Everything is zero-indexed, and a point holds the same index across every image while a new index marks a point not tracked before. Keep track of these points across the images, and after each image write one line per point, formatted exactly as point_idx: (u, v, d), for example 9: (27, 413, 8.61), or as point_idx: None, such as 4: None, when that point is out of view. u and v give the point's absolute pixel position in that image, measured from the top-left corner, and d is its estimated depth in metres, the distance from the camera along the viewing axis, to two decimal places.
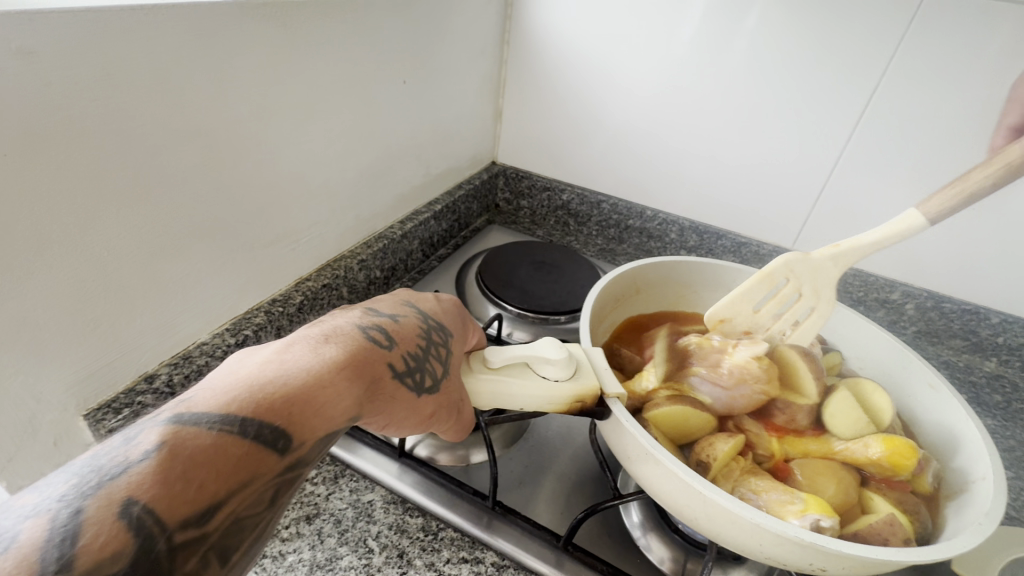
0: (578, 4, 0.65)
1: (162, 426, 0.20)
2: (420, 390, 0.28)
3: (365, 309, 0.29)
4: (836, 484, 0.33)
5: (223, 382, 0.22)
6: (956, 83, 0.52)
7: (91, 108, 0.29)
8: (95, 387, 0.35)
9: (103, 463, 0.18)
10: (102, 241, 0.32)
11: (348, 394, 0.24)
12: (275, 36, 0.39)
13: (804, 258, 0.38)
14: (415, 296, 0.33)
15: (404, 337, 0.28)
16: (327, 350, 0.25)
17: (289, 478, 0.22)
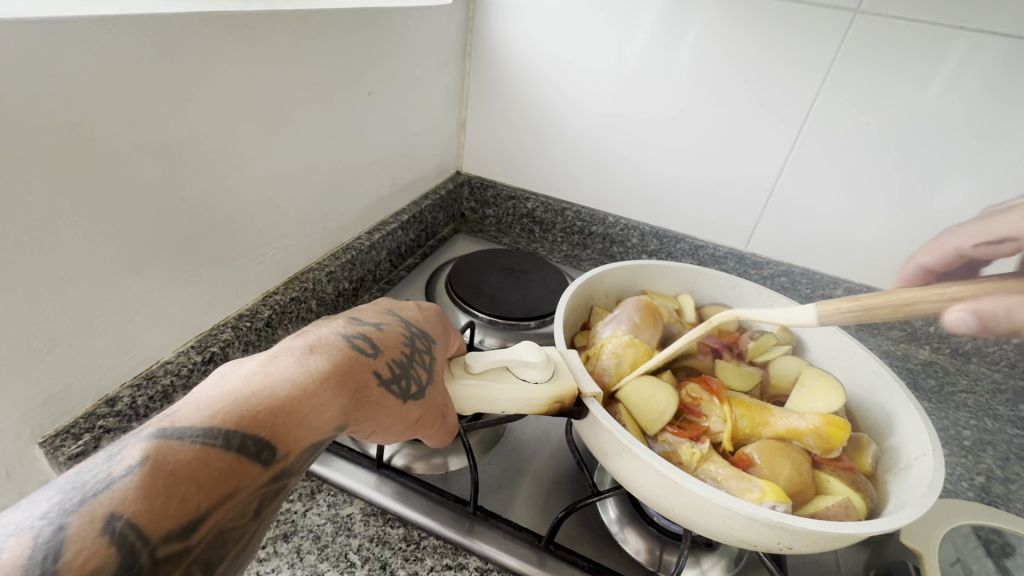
0: (538, 18, 0.67)
1: (146, 441, 0.20)
2: (406, 397, 0.28)
3: (349, 319, 0.30)
4: (790, 465, 0.35)
5: (207, 396, 0.22)
6: (882, 95, 0.57)
7: (47, 120, 0.28)
8: (53, 412, 0.33)
9: (86, 480, 0.19)
10: (58, 258, 0.31)
11: (333, 403, 0.24)
12: (240, 46, 0.39)
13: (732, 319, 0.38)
14: (397, 305, 0.34)
15: (389, 345, 0.29)
16: (312, 360, 0.25)
17: (274, 490, 0.22)
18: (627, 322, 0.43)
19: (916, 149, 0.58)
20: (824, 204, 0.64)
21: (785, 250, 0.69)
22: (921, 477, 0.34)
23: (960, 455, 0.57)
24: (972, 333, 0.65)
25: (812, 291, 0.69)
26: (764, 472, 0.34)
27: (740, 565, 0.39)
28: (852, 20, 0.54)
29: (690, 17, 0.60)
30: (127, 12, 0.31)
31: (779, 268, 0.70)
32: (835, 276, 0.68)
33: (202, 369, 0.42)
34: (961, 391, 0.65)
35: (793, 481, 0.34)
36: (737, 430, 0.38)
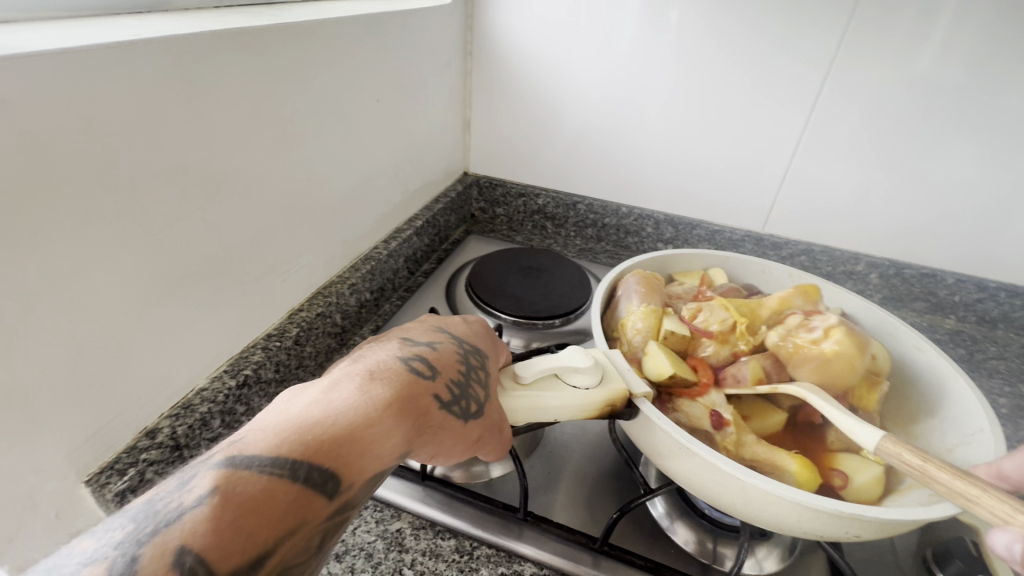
0: (538, 13, 0.66)
1: (215, 470, 0.20)
2: (466, 417, 0.28)
3: (403, 340, 0.30)
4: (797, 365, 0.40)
5: (273, 423, 0.22)
6: (895, 65, 0.56)
7: (71, 154, 0.27)
8: (96, 449, 0.33)
9: (158, 509, 0.19)
10: (91, 293, 0.30)
11: (395, 431, 0.24)
12: (253, 63, 0.38)
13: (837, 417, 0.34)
14: (445, 322, 0.34)
15: (445, 365, 0.29)
16: (374, 386, 0.25)
17: (337, 523, 0.21)
18: (632, 298, 0.43)
19: (934, 118, 0.57)
20: (840, 180, 0.64)
21: (804, 229, 0.69)
22: (982, 454, 0.33)
23: (998, 424, 0.57)
24: (998, 299, 0.65)
25: (833, 268, 0.69)
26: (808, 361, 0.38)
27: (795, 553, 0.39)
28: None
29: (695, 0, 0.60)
30: (141, 36, 0.30)
31: (798, 248, 0.69)
32: (855, 252, 0.68)
33: (237, 394, 0.41)
34: (991, 358, 0.65)
35: (854, 365, 0.38)
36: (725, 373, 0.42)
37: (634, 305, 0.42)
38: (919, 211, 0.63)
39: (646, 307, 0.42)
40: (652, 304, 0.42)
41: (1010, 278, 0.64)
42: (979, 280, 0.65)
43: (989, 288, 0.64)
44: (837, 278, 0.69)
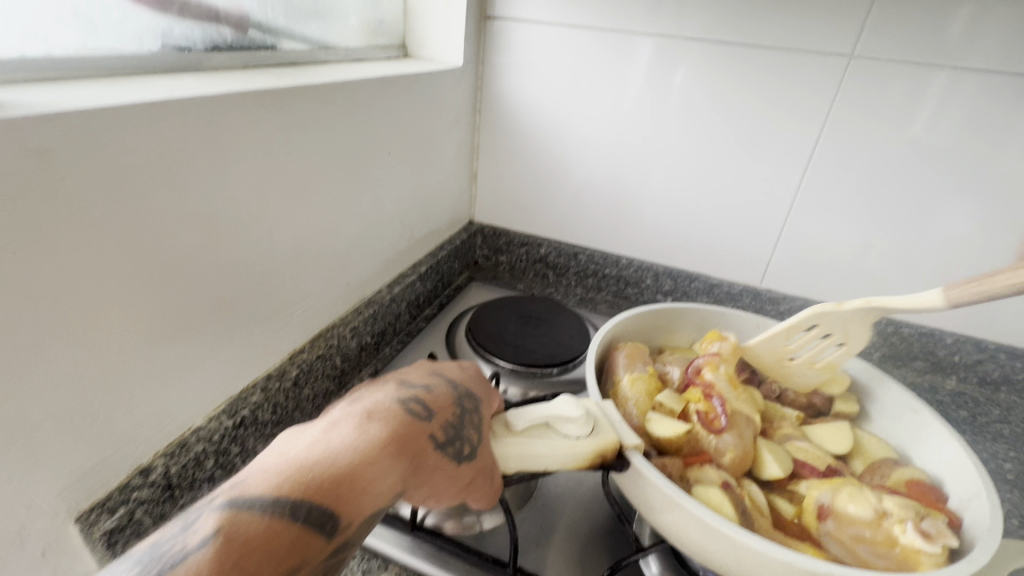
0: (544, 78, 0.71)
1: (218, 511, 0.20)
2: (460, 459, 0.28)
3: (399, 382, 0.30)
4: (844, 486, 0.35)
5: (273, 464, 0.22)
6: (882, 132, 0.59)
7: (98, 200, 0.29)
8: (89, 487, 0.33)
9: (163, 551, 0.19)
10: (102, 331, 0.31)
11: (391, 472, 0.24)
12: (275, 119, 0.41)
13: (835, 310, 0.41)
14: (439, 366, 0.34)
15: (440, 407, 0.29)
16: (371, 426, 0.25)
17: (334, 564, 0.21)
18: (624, 367, 0.42)
19: (920, 180, 0.59)
20: (835, 235, 0.65)
21: (801, 285, 0.70)
22: (979, 517, 0.33)
23: (1004, 490, 0.55)
24: (998, 360, 0.64)
25: None
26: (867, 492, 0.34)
27: None
28: (847, 65, 0.58)
29: (700, 67, 0.63)
30: (174, 95, 0.33)
31: (796, 303, 0.70)
32: (852, 309, 0.68)
33: (233, 434, 0.41)
34: (994, 421, 0.63)
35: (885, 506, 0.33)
36: (750, 451, 0.38)
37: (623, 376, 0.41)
38: (915, 269, 0.64)
39: (635, 375, 0.41)
40: (641, 370, 0.42)
41: (1009, 340, 0.64)
42: (977, 339, 0.64)
43: (989, 348, 0.64)
44: None
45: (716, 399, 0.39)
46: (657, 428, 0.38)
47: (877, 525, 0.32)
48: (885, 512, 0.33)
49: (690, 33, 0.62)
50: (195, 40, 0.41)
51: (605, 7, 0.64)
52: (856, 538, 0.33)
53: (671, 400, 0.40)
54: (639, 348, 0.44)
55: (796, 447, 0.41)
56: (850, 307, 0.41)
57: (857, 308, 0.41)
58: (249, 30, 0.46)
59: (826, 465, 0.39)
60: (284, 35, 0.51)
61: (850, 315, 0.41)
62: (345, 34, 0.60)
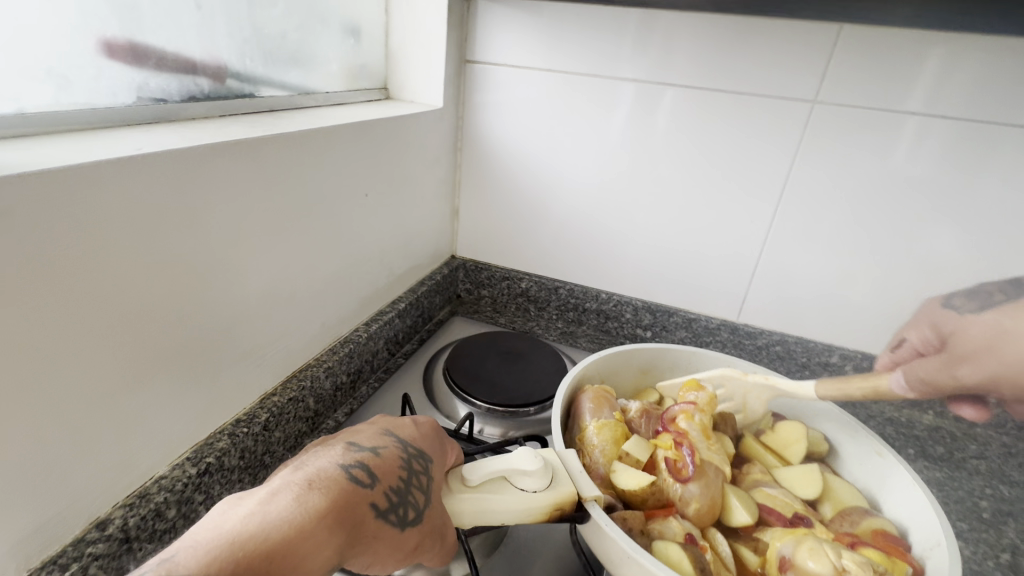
0: (523, 118, 0.73)
1: None
2: (403, 525, 0.27)
3: (347, 444, 0.29)
4: (806, 539, 0.34)
5: (205, 538, 0.21)
6: (847, 173, 0.61)
7: (61, 255, 0.30)
8: (41, 542, 0.32)
9: None
10: (61, 384, 0.31)
11: (329, 545, 0.23)
12: (248, 168, 0.42)
13: (739, 378, 0.48)
14: (392, 424, 0.33)
15: (386, 472, 0.28)
16: (311, 496, 0.24)
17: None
18: (589, 413, 0.43)
19: (888, 217, 0.61)
20: (810, 270, 0.66)
21: (778, 319, 0.70)
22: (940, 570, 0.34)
23: (980, 530, 0.55)
24: None
25: (807, 359, 0.70)
26: (827, 547, 0.33)
27: None
28: (811, 109, 0.60)
29: (677, 110, 0.65)
30: (143, 150, 0.34)
31: (773, 338, 0.71)
32: (828, 344, 0.69)
33: (196, 482, 0.41)
34: (971, 457, 0.63)
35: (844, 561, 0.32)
36: (716, 500, 0.38)
37: (589, 422, 0.42)
38: (887, 305, 0.65)
39: (601, 422, 0.42)
40: (606, 416, 0.42)
41: None
42: None
43: None
44: (813, 369, 0.70)
45: (685, 448, 0.39)
46: (620, 480, 0.38)
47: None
48: (843, 569, 0.31)
49: (660, 78, 0.64)
50: (172, 92, 0.42)
51: (580, 53, 0.67)
52: None
53: (637, 449, 0.41)
54: (604, 394, 0.45)
55: (762, 493, 0.41)
56: (751, 379, 0.48)
57: (756, 381, 0.47)
58: (227, 81, 0.48)
59: (793, 512, 0.39)
60: (263, 83, 0.53)
61: (750, 385, 0.48)
62: (326, 79, 0.62)
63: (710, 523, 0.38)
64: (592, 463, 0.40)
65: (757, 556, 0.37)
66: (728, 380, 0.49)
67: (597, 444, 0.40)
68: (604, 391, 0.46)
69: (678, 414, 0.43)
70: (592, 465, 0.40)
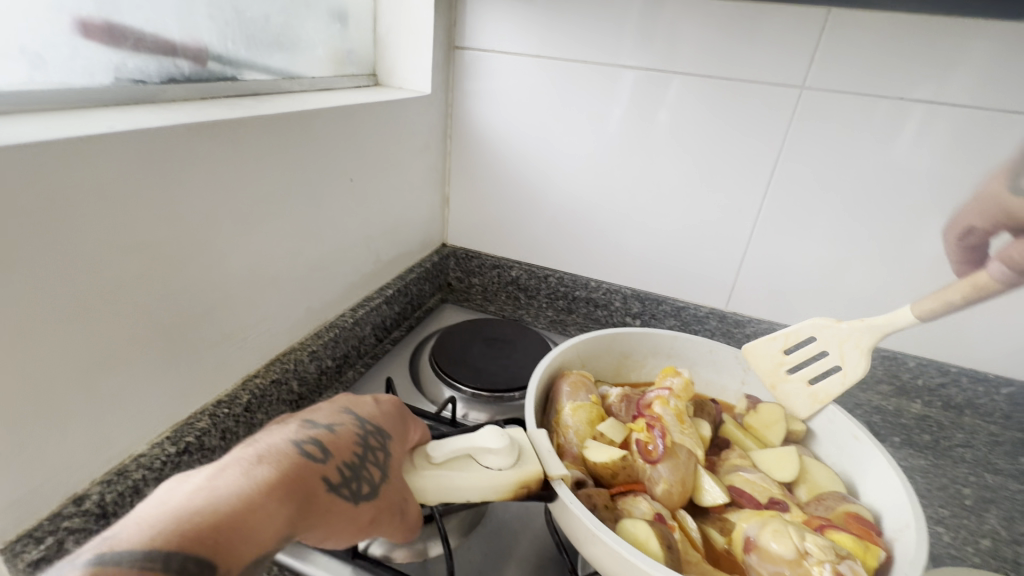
0: (514, 105, 0.73)
1: (81, 567, 0.18)
2: (356, 499, 0.28)
3: (301, 422, 0.29)
4: (772, 521, 0.35)
5: (149, 515, 0.21)
6: (836, 159, 0.60)
7: (31, 232, 0.30)
8: (16, 516, 0.33)
9: None
10: (34, 360, 0.31)
11: (278, 516, 0.23)
12: (227, 150, 0.42)
13: (834, 326, 0.44)
14: (352, 402, 0.33)
15: (339, 448, 0.28)
16: (260, 471, 0.24)
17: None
18: (565, 395, 0.43)
19: (879, 204, 0.60)
20: (801, 256, 0.66)
21: (767, 307, 0.70)
22: (906, 551, 0.34)
23: (962, 516, 0.55)
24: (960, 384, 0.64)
25: None
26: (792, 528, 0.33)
27: None
28: (799, 95, 0.59)
29: (675, 99, 0.64)
30: (116, 129, 0.34)
31: (761, 326, 0.71)
32: None
33: (175, 461, 0.42)
34: (957, 446, 0.63)
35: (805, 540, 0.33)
36: (687, 483, 0.38)
37: (564, 405, 0.43)
38: (876, 293, 0.64)
39: (576, 404, 0.42)
40: (581, 399, 0.43)
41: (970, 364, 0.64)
42: (940, 363, 0.64)
43: (951, 372, 0.64)
44: None
45: (657, 430, 0.40)
46: (593, 456, 0.39)
47: (796, 564, 0.32)
48: (805, 552, 0.32)
49: (649, 63, 0.64)
50: (151, 73, 0.43)
51: (570, 39, 0.66)
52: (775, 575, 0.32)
53: (612, 431, 0.41)
54: (583, 377, 0.45)
55: (742, 477, 0.41)
56: (849, 326, 0.44)
57: (855, 325, 0.43)
58: (208, 63, 0.48)
59: (769, 498, 0.39)
60: (246, 66, 0.53)
61: (848, 332, 0.44)
62: (313, 64, 0.62)
63: (680, 503, 0.38)
64: (566, 443, 0.41)
65: (724, 536, 0.38)
66: (821, 328, 0.45)
67: (570, 425, 0.41)
68: (581, 375, 0.46)
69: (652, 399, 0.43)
70: (565, 445, 0.41)
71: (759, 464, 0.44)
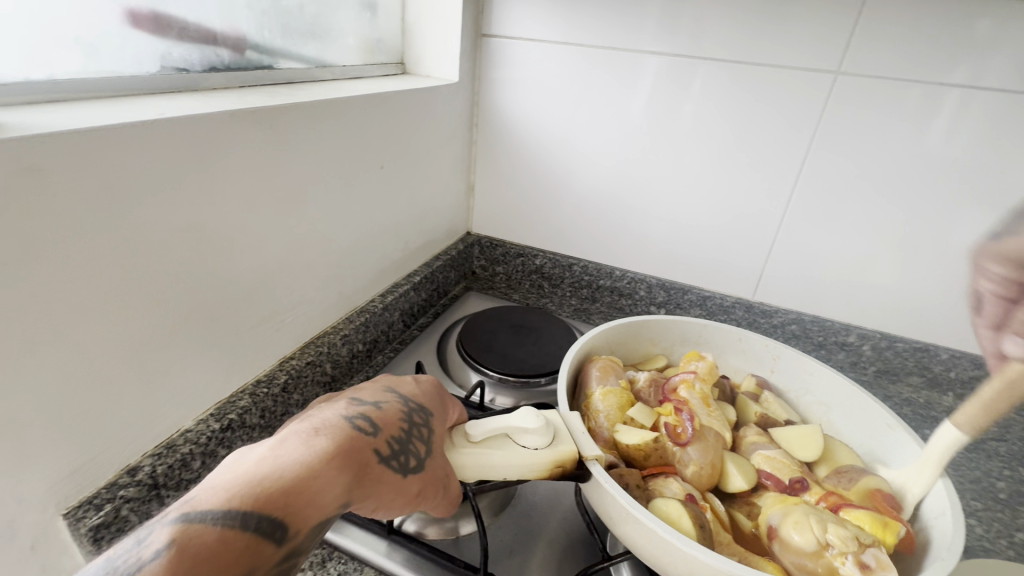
0: (540, 93, 0.73)
1: (171, 525, 0.20)
2: (405, 472, 0.29)
3: (350, 399, 0.30)
4: (794, 510, 0.35)
5: (223, 480, 0.22)
6: (870, 145, 0.59)
7: (88, 215, 0.31)
8: (77, 484, 0.35)
9: (117, 565, 0.19)
10: (91, 337, 0.33)
11: (339, 481, 0.24)
12: (266, 137, 0.43)
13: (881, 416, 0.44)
14: (395, 380, 0.34)
15: (387, 423, 0.29)
16: (318, 440, 0.25)
17: (284, 571, 0.21)
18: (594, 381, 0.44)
19: (915, 192, 0.59)
20: (831, 247, 0.65)
21: (796, 297, 0.69)
22: (942, 538, 0.34)
23: (995, 510, 0.54)
24: None
25: (823, 338, 0.69)
26: (812, 518, 0.33)
27: None
28: (833, 81, 0.58)
29: (704, 87, 0.64)
30: (164, 116, 0.35)
31: (788, 316, 0.70)
32: (846, 323, 0.68)
33: (219, 437, 0.43)
34: (990, 439, 0.62)
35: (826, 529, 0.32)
36: (716, 464, 0.39)
37: (593, 390, 0.43)
38: (911, 283, 0.63)
39: (605, 389, 0.43)
40: (610, 384, 0.43)
41: None
42: (974, 356, 0.64)
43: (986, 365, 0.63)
44: (829, 349, 0.69)
45: (685, 413, 0.41)
46: (625, 439, 0.39)
47: (818, 556, 0.32)
48: (827, 544, 0.32)
49: (679, 49, 0.63)
50: (193, 62, 0.44)
51: (597, 27, 0.66)
52: (799, 566, 0.33)
53: (641, 414, 0.42)
54: (612, 362, 0.46)
55: (762, 456, 0.41)
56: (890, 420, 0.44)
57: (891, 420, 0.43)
58: (246, 52, 0.49)
59: (791, 476, 0.40)
60: (281, 55, 0.54)
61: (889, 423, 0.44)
62: (343, 53, 0.63)
63: (709, 485, 0.39)
64: (596, 428, 0.41)
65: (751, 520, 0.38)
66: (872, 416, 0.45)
67: (601, 409, 0.41)
68: (608, 361, 0.47)
69: (679, 384, 0.44)
70: (596, 429, 0.41)
71: (780, 442, 0.45)
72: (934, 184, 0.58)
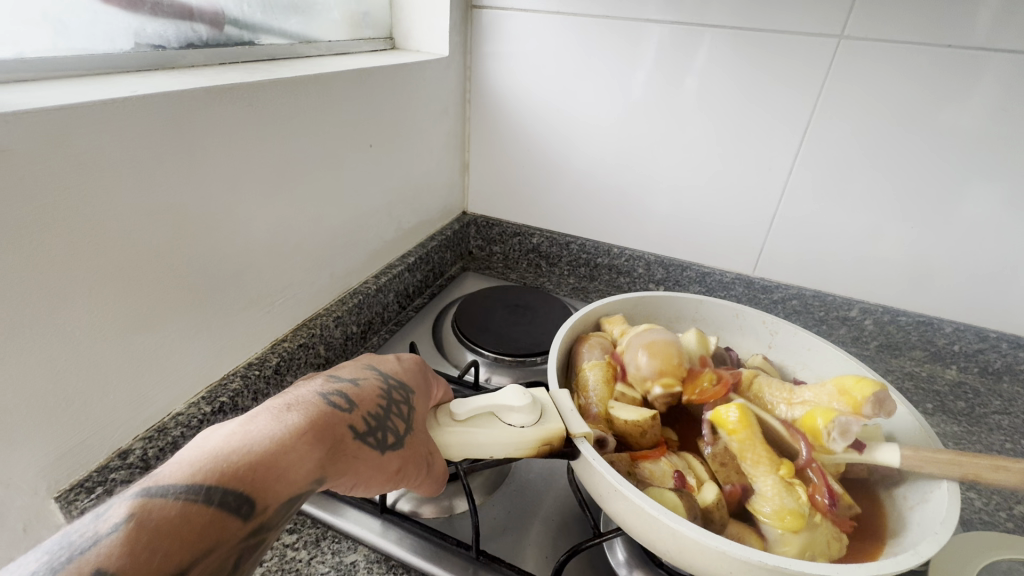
0: (535, 67, 0.71)
1: (131, 499, 0.20)
2: (383, 448, 0.29)
3: (327, 376, 0.30)
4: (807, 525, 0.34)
5: (190, 455, 0.22)
6: (877, 114, 0.57)
7: (61, 197, 0.30)
8: (68, 467, 0.35)
9: (73, 539, 0.18)
10: (72, 321, 0.33)
11: (311, 456, 0.24)
12: (247, 115, 0.42)
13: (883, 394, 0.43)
14: (376, 359, 0.34)
15: (365, 399, 0.29)
16: (289, 416, 0.25)
17: (254, 544, 0.21)
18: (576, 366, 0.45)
19: (922, 163, 0.57)
20: (833, 220, 0.63)
21: (797, 271, 0.68)
22: (937, 513, 0.34)
23: None
24: (1000, 349, 0.62)
25: (824, 313, 0.68)
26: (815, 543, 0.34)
27: None
28: (838, 45, 0.56)
29: (704, 56, 0.61)
30: (137, 93, 0.34)
31: (790, 291, 0.69)
32: (848, 297, 0.67)
33: (211, 420, 0.43)
34: (993, 412, 0.62)
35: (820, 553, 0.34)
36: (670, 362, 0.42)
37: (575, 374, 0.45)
38: (917, 256, 0.62)
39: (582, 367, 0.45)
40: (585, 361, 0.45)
41: (1011, 329, 0.62)
42: (980, 329, 0.62)
43: (990, 338, 0.62)
44: (830, 323, 0.68)
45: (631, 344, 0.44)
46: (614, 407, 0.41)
47: None
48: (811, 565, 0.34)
49: (678, 16, 0.61)
50: (169, 38, 0.43)
51: None
52: None
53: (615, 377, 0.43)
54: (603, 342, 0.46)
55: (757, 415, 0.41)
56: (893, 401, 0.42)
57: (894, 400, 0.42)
58: (224, 27, 0.47)
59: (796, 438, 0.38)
60: (262, 30, 0.52)
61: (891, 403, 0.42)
62: (328, 28, 0.61)
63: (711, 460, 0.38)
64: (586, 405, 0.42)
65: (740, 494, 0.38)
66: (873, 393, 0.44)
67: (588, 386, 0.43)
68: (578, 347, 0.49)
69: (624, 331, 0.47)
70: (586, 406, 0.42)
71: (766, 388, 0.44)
72: (943, 154, 0.56)
